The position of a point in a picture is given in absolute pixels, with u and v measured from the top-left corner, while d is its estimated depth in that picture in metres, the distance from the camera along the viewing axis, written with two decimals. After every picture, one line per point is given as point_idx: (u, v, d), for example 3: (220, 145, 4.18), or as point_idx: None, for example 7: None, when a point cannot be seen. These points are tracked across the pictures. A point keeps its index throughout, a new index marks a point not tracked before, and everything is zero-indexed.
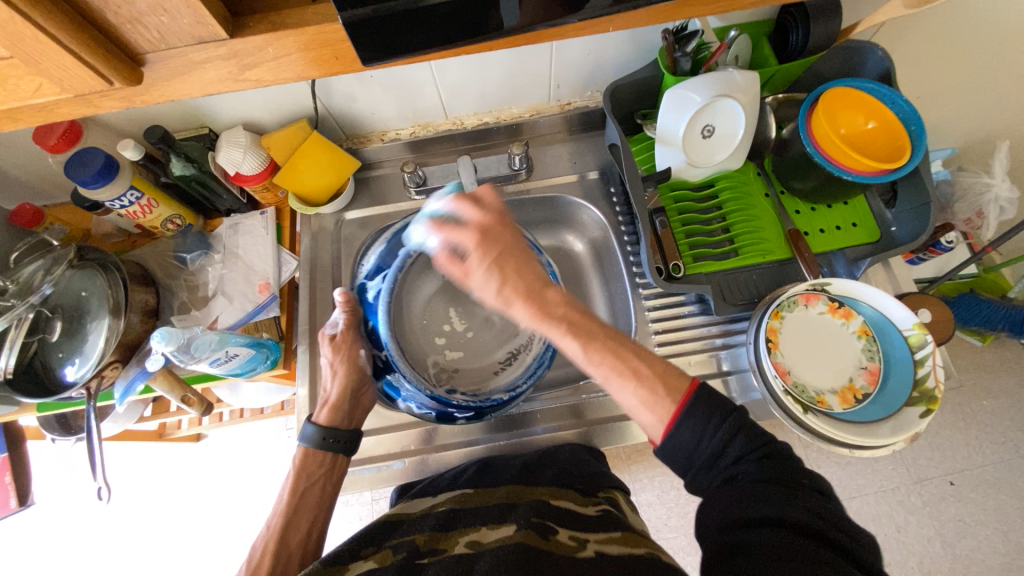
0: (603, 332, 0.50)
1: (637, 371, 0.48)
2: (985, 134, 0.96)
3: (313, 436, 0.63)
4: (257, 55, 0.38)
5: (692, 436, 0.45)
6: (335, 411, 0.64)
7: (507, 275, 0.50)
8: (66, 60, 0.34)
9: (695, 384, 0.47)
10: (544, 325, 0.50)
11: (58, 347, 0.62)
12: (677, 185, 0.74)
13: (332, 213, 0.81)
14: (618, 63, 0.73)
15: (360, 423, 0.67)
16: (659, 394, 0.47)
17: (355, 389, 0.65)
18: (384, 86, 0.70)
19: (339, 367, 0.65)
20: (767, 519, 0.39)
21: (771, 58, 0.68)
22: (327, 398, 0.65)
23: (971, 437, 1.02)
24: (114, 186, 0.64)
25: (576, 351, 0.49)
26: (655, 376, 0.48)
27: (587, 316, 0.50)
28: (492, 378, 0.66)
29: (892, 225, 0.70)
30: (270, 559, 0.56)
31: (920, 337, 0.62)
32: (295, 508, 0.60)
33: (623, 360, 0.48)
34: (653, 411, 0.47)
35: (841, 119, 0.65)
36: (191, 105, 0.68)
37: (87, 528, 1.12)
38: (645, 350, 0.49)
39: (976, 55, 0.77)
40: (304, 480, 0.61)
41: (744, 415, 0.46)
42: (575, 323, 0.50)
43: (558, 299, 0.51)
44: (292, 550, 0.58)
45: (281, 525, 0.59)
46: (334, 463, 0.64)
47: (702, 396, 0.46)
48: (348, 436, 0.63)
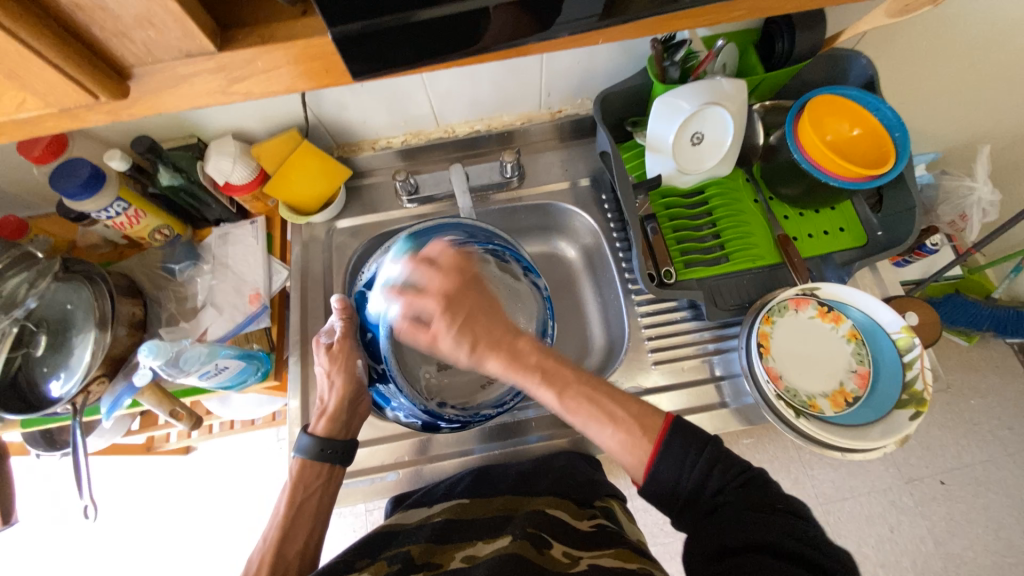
0: (575, 377, 0.53)
1: (613, 416, 0.52)
2: (967, 138, 0.98)
3: (310, 446, 0.61)
4: (246, 68, 0.38)
5: (671, 471, 0.48)
6: (333, 422, 0.63)
7: (476, 335, 0.54)
8: (49, 75, 0.34)
9: (670, 418, 0.51)
10: (515, 376, 0.53)
11: (43, 361, 0.61)
12: (668, 191, 0.74)
13: (324, 222, 0.80)
14: (608, 72, 0.74)
15: (358, 430, 0.67)
16: (636, 437, 0.50)
17: (353, 399, 0.64)
18: (374, 95, 0.70)
19: (337, 377, 0.64)
20: (749, 545, 0.42)
21: (757, 66, 0.68)
22: (325, 408, 0.64)
23: (960, 436, 1.04)
24: (100, 197, 0.64)
25: (550, 399, 0.53)
26: (631, 418, 0.51)
27: (558, 361, 0.54)
28: (479, 393, 0.69)
29: (878, 229, 0.71)
30: (267, 570, 0.56)
31: (908, 339, 0.63)
32: (292, 520, 0.60)
33: (598, 406, 0.52)
34: (633, 453, 0.50)
35: (826, 126, 0.66)
36: (179, 114, 0.67)
37: (74, 545, 1.10)
38: (619, 394, 0.53)
39: (956, 62, 0.79)
40: (301, 492, 0.61)
41: (720, 445, 0.49)
42: (548, 371, 0.53)
43: (527, 347, 0.54)
44: (290, 563, 0.57)
45: (278, 537, 0.59)
46: (332, 472, 0.63)
47: (678, 431, 0.50)
48: (345, 445, 0.63)
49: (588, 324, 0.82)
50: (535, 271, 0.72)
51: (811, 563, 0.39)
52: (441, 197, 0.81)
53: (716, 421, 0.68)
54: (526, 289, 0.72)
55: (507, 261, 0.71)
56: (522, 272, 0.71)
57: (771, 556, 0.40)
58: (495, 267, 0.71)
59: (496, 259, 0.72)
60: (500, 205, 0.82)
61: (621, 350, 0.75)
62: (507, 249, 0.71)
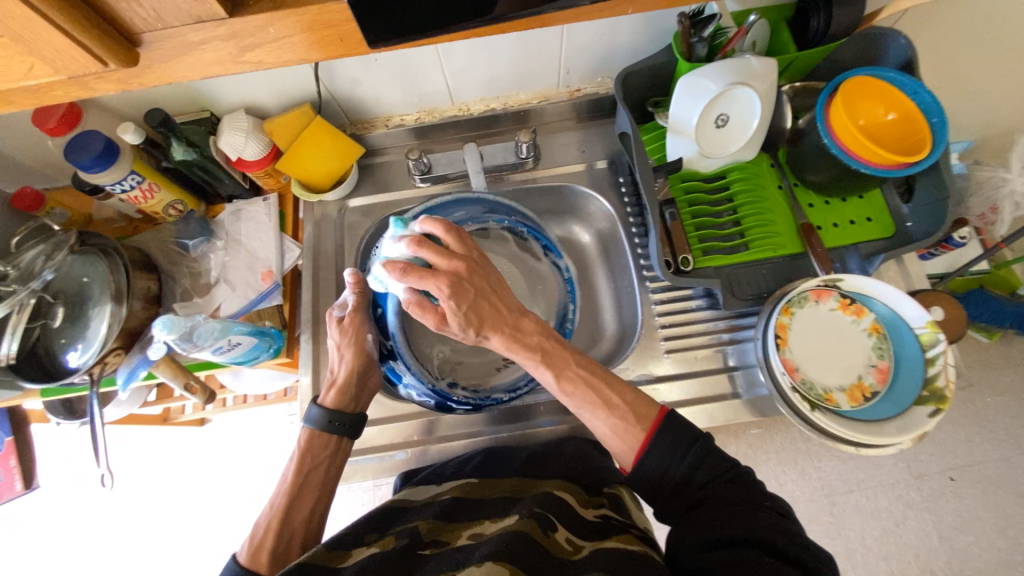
0: (573, 359, 0.55)
1: (607, 402, 0.53)
2: (1005, 126, 0.94)
3: (318, 418, 0.62)
4: (258, 35, 0.37)
5: (661, 458, 0.49)
6: (342, 394, 0.64)
7: (480, 319, 0.53)
8: (58, 39, 0.33)
9: (664, 412, 0.51)
10: (519, 355, 0.55)
11: (61, 333, 0.62)
12: (688, 175, 0.72)
13: (336, 200, 0.79)
14: (630, 48, 0.71)
15: (366, 406, 0.67)
16: (628, 425, 0.52)
17: (362, 373, 0.65)
18: (388, 69, 0.68)
19: (346, 351, 0.65)
20: (736, 539, 0.42)
21: (790, 44, 0.65)
22: (334, 381, 0.65)
23: (973, 434, 1.02)
24: (114, 169, 0.63)
25: (549, 378, 0.55)
26: (626, 405, 0.53)
27: (559, 343, 0.56)
28: (494, 375, 0.71)
29: (907, 220, 0.68)
30: (273, 539, 0.57)
31: (932, 335, 0.61)
32: (300, 488, 0.60)
33: (594, 390, 0.54)
34: (623, 438, 0.52)
35: (860, 109, 0.63)
36: (192, 87, 0.66)
37: (93, 510, 1.14)
38: (616, 380, 0.54)
39: (1000, 43, 0.74)
40: (310, 460, 0.61)
41: (710, 441, 0.49)
42: (547, 351, 0.55)
43: (531, 328, 0.55)
44: (295, 529, 0.59)
45: (284, 505, 0.59)
46: (340, 445, 0.63)
47: (670, 423, 0.50)
48: (352, 420, 0.63)
49: (600, 310, 0.81)
50: (555, 251, 0.72)
51: (801, 564, 0.40)
52: (454, 177, 0.80)
53: (727, 411, 0.67)
54: (547, 269, 0.74)
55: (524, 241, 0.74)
56: (543, 253, 0.73)
57: (764, 551, 0.40)
58: (513, 246, 0.75)
59: (516, 238, 0.74)
60: (514, 186, 0.80)
61: (633, 338, 0.74)
62: (526, 227, 0.73)
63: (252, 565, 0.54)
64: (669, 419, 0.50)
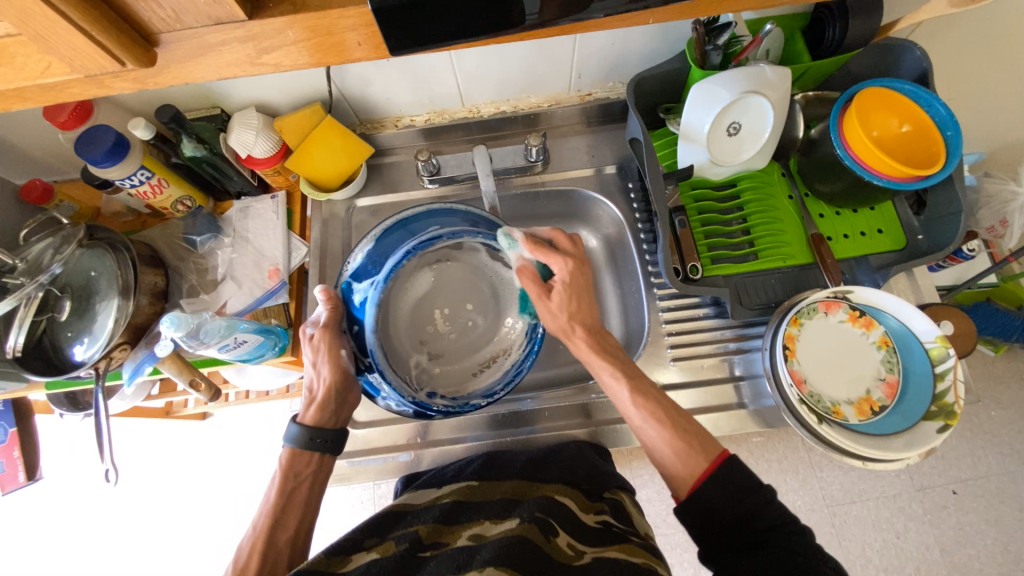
0: (652, 385, 0.56)
1: (675, 420, 0.53)
2: (1017, 139, 0.93)
3: (299, 436, 0.61)
4: (275, 38, 0.36)
5: (718, 499, 0.47)
6: (322, 411, 0.62)
7: (577, 311, 0.58)
8: (76, 39, 0.33)
9: (725, 456, 0.49)
10: (597, 358, 0.57)
11: (68, 326, 0.62)
12: (699, 182, 0.72)
13: (343, 199, 0.79)
14: (644, 54, 0.71)
15: (347, 418, 0.66)
16: (691, 450, 0.51)
17: (342, 388, 0.63)
18: (399, 70, 0.68)
19: (324, 366, 0.62)
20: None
21: (804, 54, 0.65)
22: (312, 397, 0.62)
23: (977, 447, 1.01)
24: (125, 164, 0.63)
25: (623, 388, 0.55)
26: (691, 433, 0.52)
27: (636, 367, 0.58)
28: (471, 380, 0.65)
29: (919, 233, 0.68)
30: (258, 560, 0.54)
31: (942, 350, 0.60)
32: (283, 507, 0.58)
33: (664, 407, 0.54)
34: (687, 463, 0.50)
35: (873, 120, 0.62)
36: (203, 84, 0.66)
37: (95, 500, 1.14)
38: (687, 414, 0.55)
39: (1015, 56, 0.74)
40: (293, 479, 0.60)
41: (772, 493, 0.47)
42: (629, 369, 0.57)
43: (611, 340, 0.60)
44: (280, 552, 0.56)
45: (267, 525, 0.57)
46: (322, 462, 0.62)
47: (731, 469, 0.48)
48: (335, 435, 0.62)
49: (606, 315, 0.81)
50: None
51: None
52: (463, 179, 0.79)
53: (732, 421, 0.67)
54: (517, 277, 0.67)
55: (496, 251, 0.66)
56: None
57: None
58: (485, 256, 0.67)
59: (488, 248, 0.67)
60: (522, 189, 0.80)
61: (639, 344, 0.74)
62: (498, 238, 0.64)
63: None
64: (729, 466, 0.48)
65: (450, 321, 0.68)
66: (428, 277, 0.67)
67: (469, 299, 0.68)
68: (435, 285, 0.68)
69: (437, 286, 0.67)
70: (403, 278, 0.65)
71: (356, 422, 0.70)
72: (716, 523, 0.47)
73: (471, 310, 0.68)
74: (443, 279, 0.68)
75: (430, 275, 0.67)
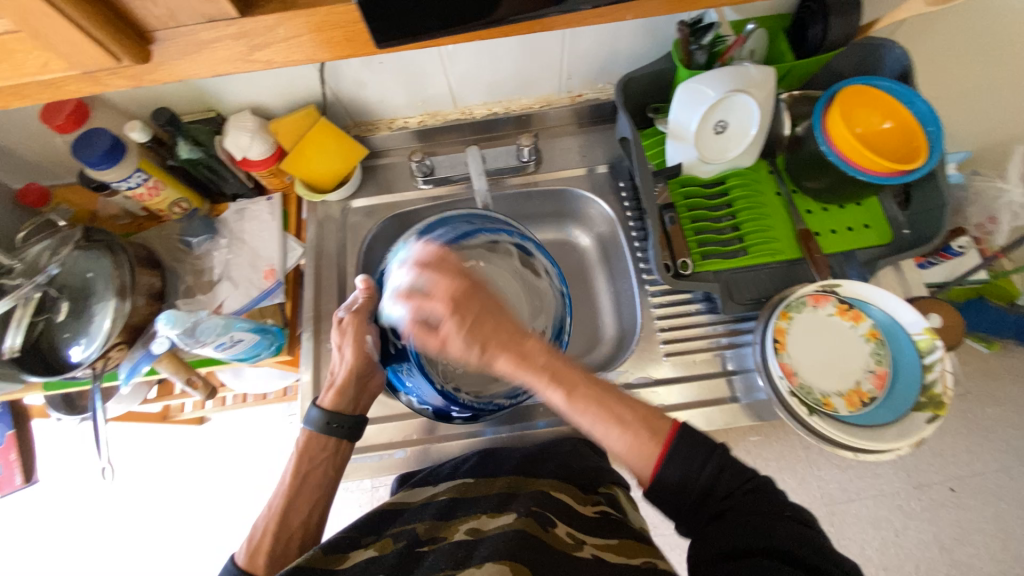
0: (583, 378, 0.50)
1: (620, 419, 0.49)
2: (1003, 137, 0.94)
3: (317, 419, 0.61)
4: (267, 35, 0.38)
5: (678, 474, 0.47)
6: (340, 395, 0.63)
7: (482, 338, 0.50)
8: (74, 36, 0.34)
9: (676, 427, 0.49)
10: (527, 376, 0.50)
11: (64, 327, 0.62)
12: (687, 180, 0.73)
13: (339, 201, 0.80)
14: (633, 55, 0.72)
15: (367, 405, 0.66)
16: (641, 439, 0.49)
17: (362, 375, 0.63)
18: (392, 72, 0.69)
19: (347, 350, 0.62)
20: (753, 549, 0.42)
21: (787, 53, 0.66)
22: (333, 381, 0.63)
23: (973, 444, 1.02)
24: (121, 167, 0.64)
25: (559, 400, 0.49)
26: (638, 420, 0.49)
27: (566, 361, 0.50)
28: (493, 383, 0.66)
29: (905, 227, 0.69)
30: (271, 539, 0.57)
31: (929, 341, 0.62)
32: (297, 489, 0.60)
33: (607, 409, 0.49)
34: (641, 454, 0.48)
35: (856, 118, 0.64)
36: (199, 87, 0.67)
37: (91, 507, 1.14)
38: (627, 395, 0.50)
39: (994, 55, 0.75)
40: (306, 463, 0.60)
41: (726, 452, 0.48)
42: (556, 371, 0.50)
43: (536, 347, 0.51)
44: (293, 532, 0.58)
45: (283, 507, 0.59)
46: (338, 447, 0.62)
47: (685, 436, 0.48)
48: (353, 420, 0.62)
49: (599, 312, 0.82)
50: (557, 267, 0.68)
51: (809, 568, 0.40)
52: (457, 180, 0.80)
53: (725, 416, 0.67)
54: (547, 287, 0.68)
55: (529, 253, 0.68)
56: (546, 270, 0.68)
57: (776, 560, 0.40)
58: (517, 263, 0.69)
59: (520, 253, 0.69)
60: (515, 189, 0.81)
61: (632, 341, 0.75)
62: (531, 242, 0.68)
63: (251, 569, 0.54)
64: (683, 433, 0.49)
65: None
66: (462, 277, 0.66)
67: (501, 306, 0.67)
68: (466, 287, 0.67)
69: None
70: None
71: None
72: (682, 497, 0.48)
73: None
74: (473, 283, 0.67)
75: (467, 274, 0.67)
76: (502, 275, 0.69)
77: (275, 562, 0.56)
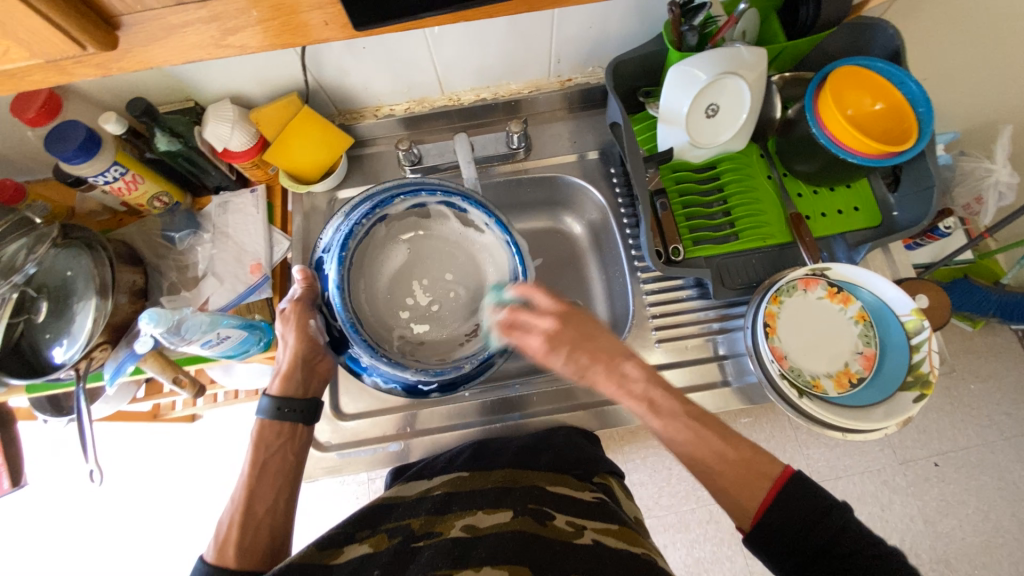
0: (683, 408, 0.52)
1: (722, 456, 0.50)
2: (991, 117, 0.94)
3: (268, 407, 0.61)
4: (240, 18, 0.36)
5: (785, 527, 0.45)
6: (287, 380, 0.61)
7: (584, 364, 0.54)
8: (34, 23, 0.32)
9: (789, 477, 0.47)
10: (625, 401, 0.53)
11: (45, 327, 0.61)
12: (679, 165, 0.72)
13: (325, 191, 0.78)
14: (622, 37, 0.71)
15: (318, 389, 0.65)
16: (749, 480, 0.48)
17: (309, 359, 0.62)
18: (377, 58, 0.67)
19: (290, 337, 0.60)
20: None
21: (780, 34, 0.64)
22: (277, 369, 0.61)
23: (956, 420, 1.04)
24: (96, 161, 0.62)
25: (654, 425, 0.53)
26: (743, 459, 0.50)
27: (665, 390, 0.53)
28: (459, 348, 0.65)
29: (894, 209, 0.69)
30: (239, 531, 0.54)
31: (917, 322, 0.62)
32: (258, 479, 0.58)
33: (708, 443, 0.51)
34: (747, 500, 0.48)
35: (848, 99, 0.63)
36: (175, 76, 0.65)
37: (84, 506, 1.13)
38: (730, 433, 0.51)
39: (984, 34, 0.75)
40: (263, 451, 0.59)
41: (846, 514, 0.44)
42: (654, 400, 0.53)
43: (635, 374, 0.53)
44: (260, 521, 0.55)
45: (245, 497, 0.56)
46: (293, 433, 0.62)
47: (799, 487, 0.46)
48: (306, 405, 0.62)
49: (592, 300, 0.82)
50: (496, 219, 0.64)
51: None
52: (445, 168, 0.79)
53: (717, 400, 0.68)
54: (492, 240, 0.66)
55: (464, 214, 0.65)
56: (485, 223, 0.65)
57: None
58: (455, 224, 0.67)
59: (456, 214, 0.66)
60: (504, 177, 0.80)
61: (624, 328, 0.75)
62: (459, 198, 0.64)
63: (218, 561, 0.51)
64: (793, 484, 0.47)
65: (431, 292, 0.68)
66: (402, 251, 0.68)
67: (447, 270, 0.68)
68: (410, 260, 0.68)
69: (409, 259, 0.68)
70: (376, 250, 0.66)
71: (344, 414, 0.70)
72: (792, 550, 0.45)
73: (450, 280, 0.68)
74: (416, 254, 0.68)
75: (404, 249, 0.68)
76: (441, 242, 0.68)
77: (245, 554, 0.52)
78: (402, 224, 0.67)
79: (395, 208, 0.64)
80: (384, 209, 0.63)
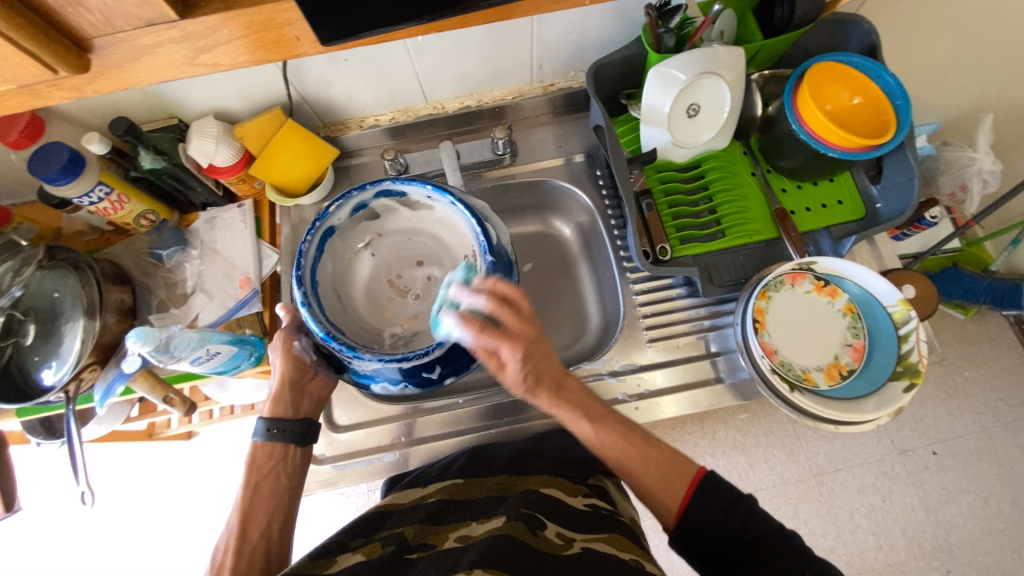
0: (609, 412, 0.58)
1: (648, 456, 0.56)
2: (972, 107, 0.95)
3: (260, 428, 0.61)
4: (211, 37, 0.36)
5: (701, 518, 0.51)
6: (277, 402, 0.62)
7: (540, 375, 0.54)
8: (3, 49, 0.32)
9: (701, 474, 0.54)
10: (561, 413, 0.56)
11: (34, 350, 0.60)
12: (663, 165, 0.73)
13: (312, 204, 0.78)
14: (601, 41, 0.71)
15: (309, 411, 0.65)
16: (671, 476, 0.55)
17: (298, 378, 0.64)
18: (358, 69, 0.67)
19: (277, 359, 0.64)
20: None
21: (757, 33, 0.65)
22: (270, 391, 0.63)
23: (952, 408, 1.05)
24: (80, 181, 0.62)
25: (587, 431, 0.57)
26: (667, 459, 0.56)
27: (592, 398, 0.58)
28: None
29: (877, 201, 0.70)
30: (233, 557, 0.54)
31: (904, 312, 0.63)
32: (250, 503, 0.58)
33: (631, 444, 0.57)
34: (669, 494, 0.54)
35: (826, 94, 0.64)
36: (158, 95, 0.65)
37: (80, 529, 1.12)
38: (654, 439, 0.58)
39: (959, 25, 0.76)
40: (256, 473, 0.59)
41: (751, 502, 0.50)
42: (590, 410, 0.57)
43: (572, 385, 0.57)
44: (255, 545, 0.56)
45: (239, 522, 0.57)
46: (286, 454, 0.61)
47: (711, 484, 0.53)
48: (301, 425, 0.62)
49: (583, 302, 0.82)
50: (436, 191, 0.61)
51: None
52: (432, 176, 0.79)
53: (711, 397, 0.68)
54: (444, 211, 0.63)
55: (407, 198, 0.63)
56: (426, 196, 0.62)
57: None
58: (405, 212, 0.65)
59: (401, 202, 0.64)
60: (492, 183, 0.80)
61: (616, 329, 0.75)
62: (395, 183, 0.61)
63: None
64: (707, 481, 0.53)
65: (408, 284, 0.67)
66: (366, 258, 0.66)
67: (417, 256, 0.67)
68: (378, 262, 0.67)
69: (379, 263, 0.67)
70: (339, 265, 0.64)
71: (338, 426, 0.70)
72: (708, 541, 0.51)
73: (422, 267, 0.67)
74: (383, 255, 0.67)
75: (368, 256, 0.67)
76: (401, 234, 0.67)
77: None
78: (357, 233, 0.65)
79: (336, 216, 0.61)
80: (326, 222, 0.61)
